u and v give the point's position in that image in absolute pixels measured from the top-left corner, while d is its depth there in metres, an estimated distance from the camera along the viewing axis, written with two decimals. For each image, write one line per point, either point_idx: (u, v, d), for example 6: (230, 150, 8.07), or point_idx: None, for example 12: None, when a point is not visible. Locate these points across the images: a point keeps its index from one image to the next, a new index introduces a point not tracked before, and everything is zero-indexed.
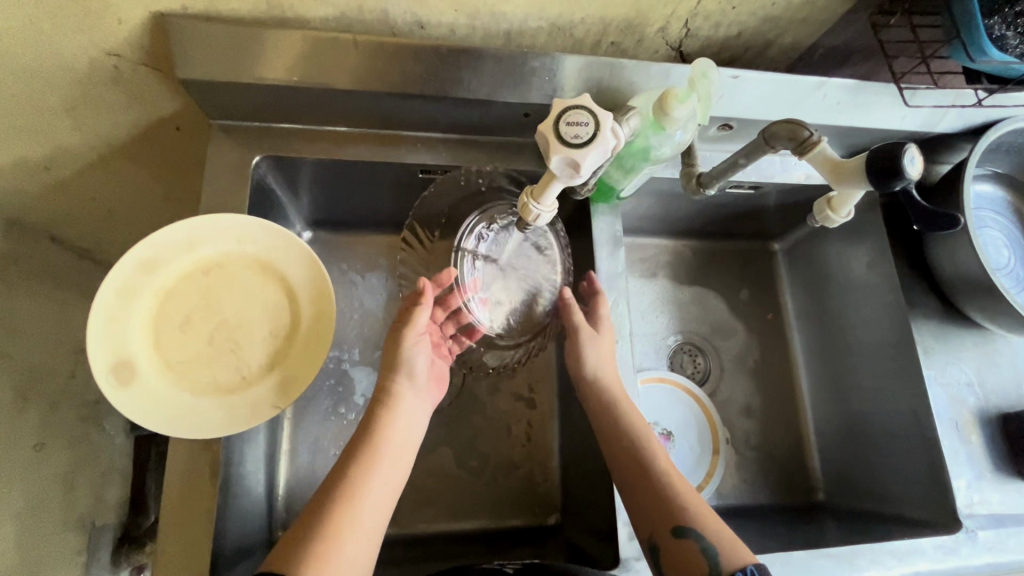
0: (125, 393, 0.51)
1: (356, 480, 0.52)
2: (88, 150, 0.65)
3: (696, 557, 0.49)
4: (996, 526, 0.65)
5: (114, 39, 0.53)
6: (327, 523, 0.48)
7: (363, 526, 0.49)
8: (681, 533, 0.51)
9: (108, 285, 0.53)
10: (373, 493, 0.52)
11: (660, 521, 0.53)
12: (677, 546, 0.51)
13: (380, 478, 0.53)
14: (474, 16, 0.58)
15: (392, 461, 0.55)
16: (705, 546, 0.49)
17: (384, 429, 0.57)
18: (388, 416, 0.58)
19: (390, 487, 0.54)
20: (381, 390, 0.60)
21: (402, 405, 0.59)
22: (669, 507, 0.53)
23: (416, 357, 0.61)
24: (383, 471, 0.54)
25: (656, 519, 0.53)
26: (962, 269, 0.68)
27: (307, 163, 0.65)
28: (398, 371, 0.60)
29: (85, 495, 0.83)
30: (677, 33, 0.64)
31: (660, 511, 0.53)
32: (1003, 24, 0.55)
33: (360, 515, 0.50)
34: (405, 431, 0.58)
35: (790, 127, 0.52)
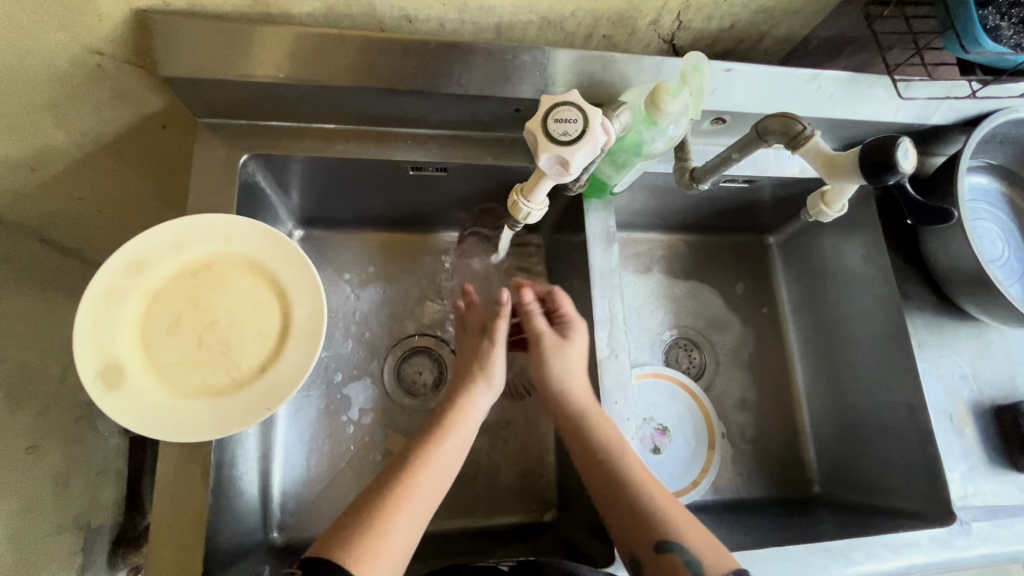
0: (114, 397, 0.51)
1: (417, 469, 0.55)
2: (73, 149, 0.64)
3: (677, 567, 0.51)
4: (990, 518, 0.65)
5: (96, 36, 0.52)
6: (372, 513, 0.51)
7: (411, 512, 0.52)
8: (664, 548, 0.53)
9: (94, 288, 0.52)
10: (431, 478, 0.55)
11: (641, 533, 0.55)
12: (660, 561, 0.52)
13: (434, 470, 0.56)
14: (463, 11, 0.57)
15: (453, 452, 0.59)
16: (689, 558, 0.52)
17: (452, 424, 0.61)
18: (464, 410, 0.63)
19: (447, 477, 0.57)
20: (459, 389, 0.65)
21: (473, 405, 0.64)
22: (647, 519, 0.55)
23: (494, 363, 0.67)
24: (444, 462, 0.58)
25: (636, 532, 0.55)
26: (957, 262, 0.67)
27: (296, 161, 0.65)
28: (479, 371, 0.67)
29: (80, 496, 0.83)
30: (670, 26, 0.63)
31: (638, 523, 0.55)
32: (997, 15, 0.54)
33: (412, 503, 0.53)
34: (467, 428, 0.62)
35: (783, 120, 0.52)
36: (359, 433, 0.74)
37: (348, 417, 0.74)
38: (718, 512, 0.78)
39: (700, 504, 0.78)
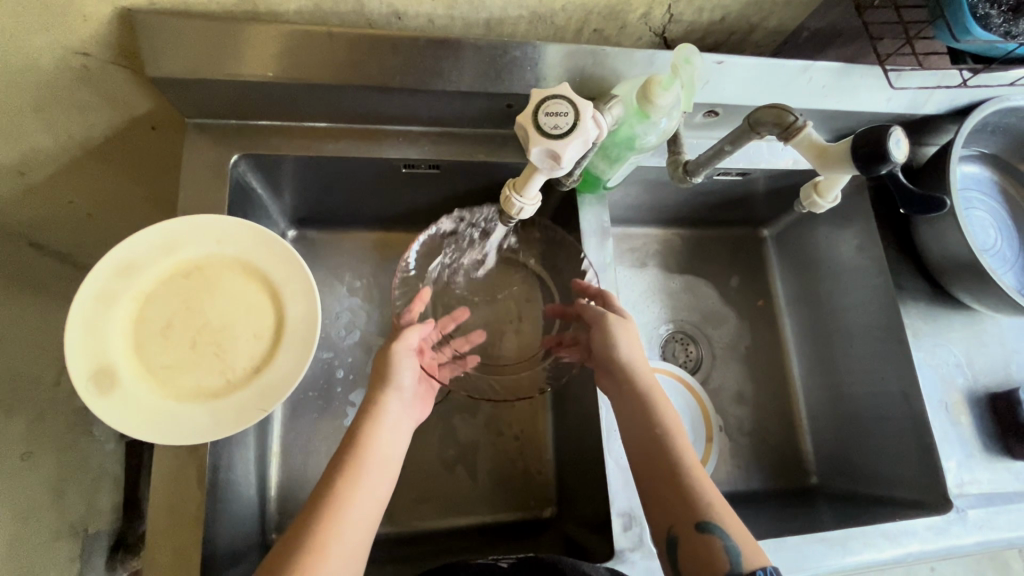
0: (106, 401, 0.50)
1: (342, 491, 0.50)
2: (61, 152, 0.63)
3: (718, 554, 0.47)
4: (986, 505, 0.65)
5: (81, 37, 0.52)
6: (317, 535, 0.47)
7: (349, 538, 0.48)
8: (704, 529, 0.49)
9: (85, 291, 0.51)
10: (360, 503, 0.50)
11: (682, 510, 0.51)
12: (698, 540, 0.49)
13: (365, 486, 0.52)
14: (452, 6, 0.57)
15: (378, 472, 0.53)
16: (729, 543, 0.48)
17: (371, 437, 0.55)
18: (386, 415, 0.57)
19: (378, 497, 0.52)
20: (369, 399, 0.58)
21: (388, 416, 0.57)
22: (689, 496, 0.51)
23: (401, 372, 0.60)
24: (370, 483, 0.52)
25: (676, 511, 0.51)
26: (950, 251, 0.68)
27: (288, 161, 0.64)
28: (386, 382, 0.59)
29: (77, 502, 0.83)
30: (661, 19, 0.63)
31: (681, 499, 0.51)
32: (986, 3, 0.53)
33: (349, 528, 0.49)
34: (388, 437, 0.57)
35: (775, 111, 0.52)
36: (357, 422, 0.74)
37: (350, 403, 0.74)
38: None
39: None
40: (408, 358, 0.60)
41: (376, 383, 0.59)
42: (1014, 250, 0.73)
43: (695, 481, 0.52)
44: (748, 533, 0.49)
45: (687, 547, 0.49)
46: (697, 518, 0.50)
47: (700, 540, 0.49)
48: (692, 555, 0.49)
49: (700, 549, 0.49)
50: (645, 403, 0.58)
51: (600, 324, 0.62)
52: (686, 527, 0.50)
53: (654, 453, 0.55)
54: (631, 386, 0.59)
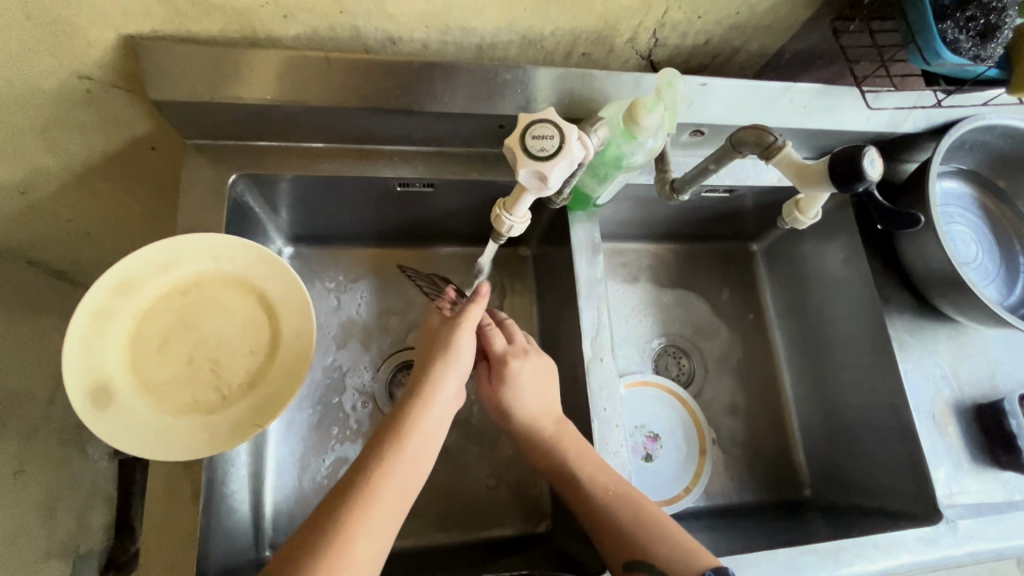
0: (104, 418, 0.50)
1: (378, 469, 0.51)
2: (61, 172, 0.65)
3: None
4: (976, 515, 0.66)
5: (85, 62, 0.53)
6: (327, 555, 0.45)
7: (370, 538, 0.47)
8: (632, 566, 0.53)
9: (83, 308, 0.52)
10: (395, 483, 0.50)
11: (614, 553, 0.55)
12: None
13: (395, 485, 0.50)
14: (445, 32, 0.59)
15: (407, 472, 0.52)
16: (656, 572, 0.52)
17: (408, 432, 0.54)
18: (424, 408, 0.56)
19: (401, 498, 0.51)
20: (423, 378, 0.58)
21: (442, 399, 0.57)
22: (616, 538, 0.55)
23: (462, 347, 0.60)
24: (396, 482, 0.51)
25: (609, 553, 0.56)
26: (931, 265, 0.69)
27: (285, 179, 0.66)
28: (444, 358, 0.59)
29: (69, 520, 0.82)
30: (647, 43, 0.65)
31: (611, 541, 0.56)
32: (956, 28, 0.55)
33: (380, 509, 0.49)
34: (434, 423, 0.56)
35: (755, 132, 0.54)
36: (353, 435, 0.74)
37: (347, 418, 0.75)
38: (710, 518, 0.78)
39: (692, 511, 0.78)
40: (466, 334, 0.61)
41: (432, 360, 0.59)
42: (996, 263, 0.75)
43: (623, 519, 0.56)
44: (676, 552, 0.53)
45: None
46: (626, 557, 0.54)
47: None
48: None
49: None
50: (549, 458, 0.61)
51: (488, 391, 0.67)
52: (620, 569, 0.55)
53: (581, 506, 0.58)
54: (545, 448, 0.62)
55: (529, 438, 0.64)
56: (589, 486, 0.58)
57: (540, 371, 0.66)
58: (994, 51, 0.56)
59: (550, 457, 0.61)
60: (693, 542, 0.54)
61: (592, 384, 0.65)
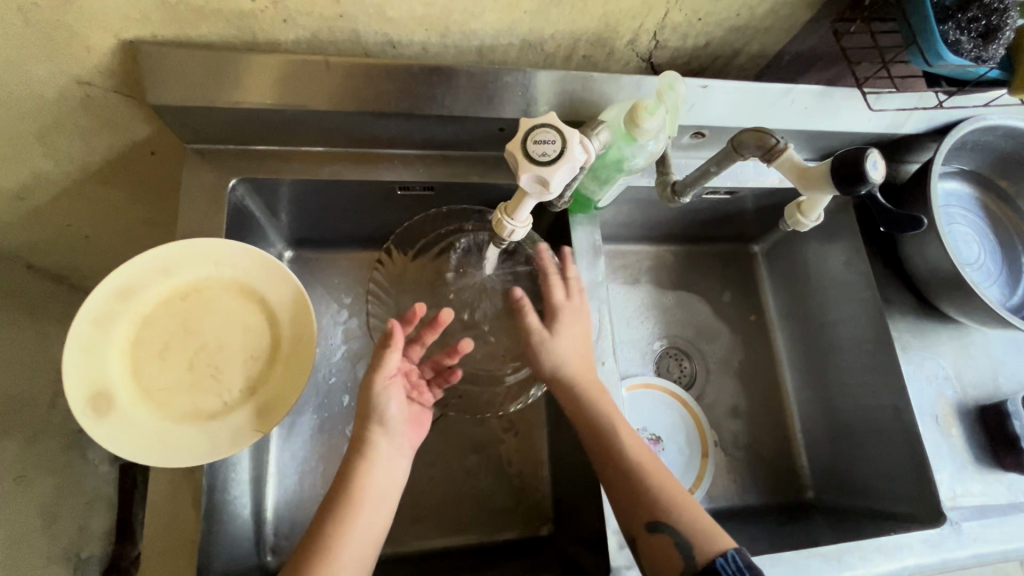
0: (104, 425, 0.50)
1: (331, 528, 0.51)
2: (61, 177, 0.65)
3: (670, 551, 0.50)
4: (979, 517, 0.66)
5: (84, 67, 0.53)
6: None
7: None
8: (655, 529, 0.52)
9: (84, 314, 0.52)
10: (350, 546, 0.51)
11: (636, 516, 0.54)
12: (652, 541, 0.52)
13: (351, 547, 0.51)
14: (445, 35, 0.59)
15: (358, 535, 0.52)
16: (681, 539, 0.51)
17: (355, 493, 0.53)
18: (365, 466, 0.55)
19: (360, 556, 0.51)
20: (355, 438, 0.57)
21: (377, 455, 0.56)
22: (641, 498, 0.54)
23: (384, 404, 0.57)
24: (352, 544, 0.51)
25: (631, 515, 0.54)
26: (934, 266, 0.69)
27: (285, 184, 0.65)
28: (371, 419, 0.57)
29: (69, 525, 0.82)
30: (647, 45, 0.65)
31: (634, 504, 0.54)
32: (957, 29, 0.55)
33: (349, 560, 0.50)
34: (379, 480, 0.55)
35: (757, 135, 0.53)
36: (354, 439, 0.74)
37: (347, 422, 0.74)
38: None
39: None
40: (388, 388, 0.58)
41: (360, 421, 0.57)
42: (998, 263, 0.75)
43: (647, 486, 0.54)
44: (700, 524, 0.51)
45: (644, 546, 0.52)
46: (648, 519, 0.53)
47: (655, 540, 0.52)
48: (650, 554, 0.52)
49: (656, 547, 0.52)
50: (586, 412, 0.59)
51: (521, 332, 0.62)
52: (642, 532, 0.53)
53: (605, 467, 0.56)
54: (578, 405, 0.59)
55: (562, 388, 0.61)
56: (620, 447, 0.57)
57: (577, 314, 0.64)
58: (996, 52, 0.56)
59: (581, 413, 0.59)
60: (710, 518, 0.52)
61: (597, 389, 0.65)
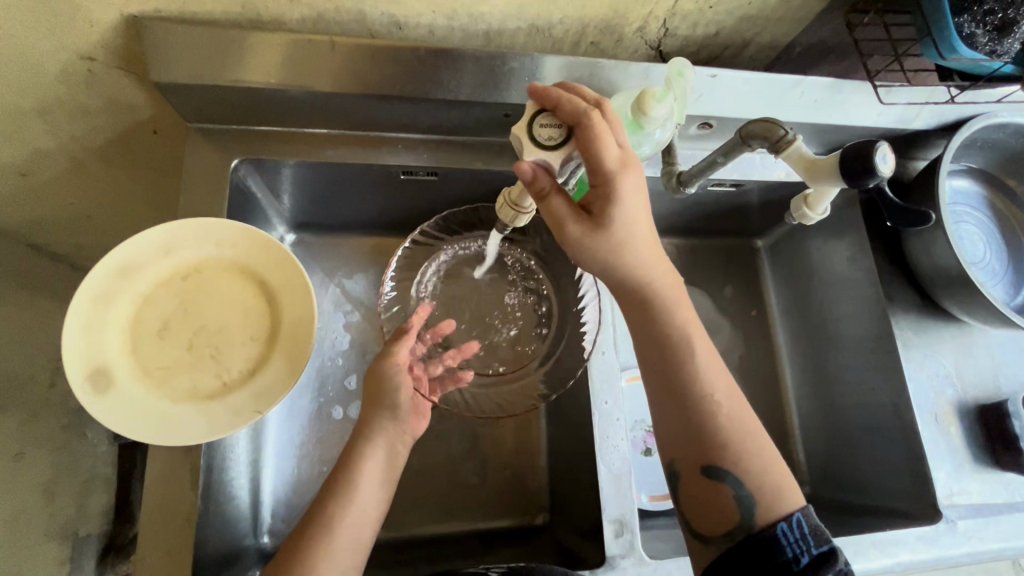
0: (103, 401, 0.50)
1: (335, 517, 0.52)
2: (62, 154, 0.64)
3: (727, 501, 0.49)
4: (975, 515, 0.66)
5: (85, 42, 0.52)
6: None
7: None
8: (715, 476, 0.50)
9: (84, 292, 0.52)
10: (349, 523, 0.52)
11: (695, 453, 0.51)
12: (706, 484, 0.50)
13: (352, 521, 0.52)
14: (452, 17, 0.58)
15: (359, 513, 0.53)
16: (741, 493, 0.49)
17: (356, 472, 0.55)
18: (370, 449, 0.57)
19: (361, 528, 0.53)
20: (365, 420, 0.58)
21: (382, 438, 0.57)
22: (706, 440, 0.50)
23: (395, 394, 0.59)
24: (351, 520, 0.52)
25: (686, 450, 0.51)
26: (939, 265, 0.69)
27: (287, 165, 0.65)
28: (380, 406, 0.58)
29: (67, 505, 0.84)
30: (656, 33, 0.64)
31: (695, 440, 0.51)
32: (973, 22, 0.54)
33: (346, 539, 0.51)
34: (384, 461, 0.57)
35: (765, 124, 0.52)
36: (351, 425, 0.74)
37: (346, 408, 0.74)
38: None
39: None
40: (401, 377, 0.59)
41: (371, 405, 0.58)
42: (1003, 262, 0.74)
43: (721, 428, 0.51)
44: (769, 484, 0.49)
45: (695, 490, 0.51)
46: (709, 464, 0.50)
47: (712, 484, 0.50)
48: (698, 494, 0.51)
49: (709, 493, 0.50)
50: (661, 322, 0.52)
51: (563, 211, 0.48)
52: (696, 473, 0.51)
53: (675, 393, 0.52)
54: (657, 322, 0.53)
55: (639, 298, 0.53)
56: (699, 379, 0.51)
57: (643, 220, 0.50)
58: (1012, 46, 0.54)
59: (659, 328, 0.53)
60: (785, 472, 0.51)
61: (593, 379, 0.66)
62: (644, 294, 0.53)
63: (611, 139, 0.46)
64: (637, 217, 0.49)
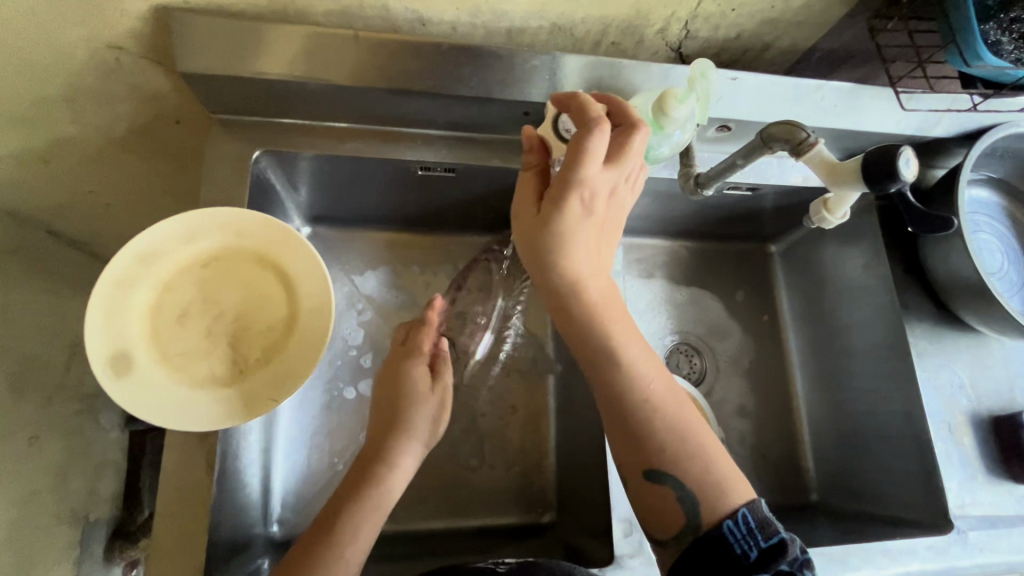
0: (123, 384, 0.51)
1: (360, 499, 0.54)
2: (86, 142, 0.65)
3: (671, 502, 0.48)
4: (987, 527, 0.65)
5: (114, 32, 0.53)
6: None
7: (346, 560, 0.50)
8: (657, 478, 0.48)
9: (106, 277, 0.52)
10: (370, 504, 0.54)
11: (634, 459, 0.50)
12: (650, 488, 0.49)
13: (373, 503, 0.54)
14: (475, 15, 0.58)
15: (381, 496, 0.55)
16: (684, 493, 0.48)
17: (383, 460, 0.57)
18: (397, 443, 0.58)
19: (380, 511, 0.55)
20: (393, 414, 0.60)
21: (411, 432, 0.59)
22: (643, 445, 0.49)
23: (422, 390, 0.62)
24: (370, 501, 0.54)
25: (628, 454, 0.50)
26: (956, 274, 0.68)
27: (306, 158, 0.65)
28: (410, 402, 0.61)
29: (78, 490, 0.85)
30: (677, 34, 0.64)
31: (635, 444, 0.50)
32: (999, 29, 0.54)
33: (370, 520, 0.53)
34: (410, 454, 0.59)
35: (787, 128, 0.52)
36: (361, 418, 0.74)
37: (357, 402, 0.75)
38: None
39: None
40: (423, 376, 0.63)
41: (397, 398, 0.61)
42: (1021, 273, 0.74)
43: (659, 433, 0.50)
44: (713, 477, 0.48)
45: (642, 495, 0.49)
46: (650, 468, 0.49)
47: (655, 489, 0.49)
48: (645, 503, 0.49)
49: (654, 497, 0.49)
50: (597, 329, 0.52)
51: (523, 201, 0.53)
52: (639, 477, 0.50)
53: (614, 398, 0.51)
54: (593, 334, 0.52)
55: (568, 313, 0.53)
56: (636, 383, 0.51)
57: (601, 227, 0.53)
58: None
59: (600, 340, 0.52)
60: (734, 468, 0.49)
61: None
62: (575, 307, 0.53)
63: (599, 154, 0.48)
64: (580, 232, 0.51)
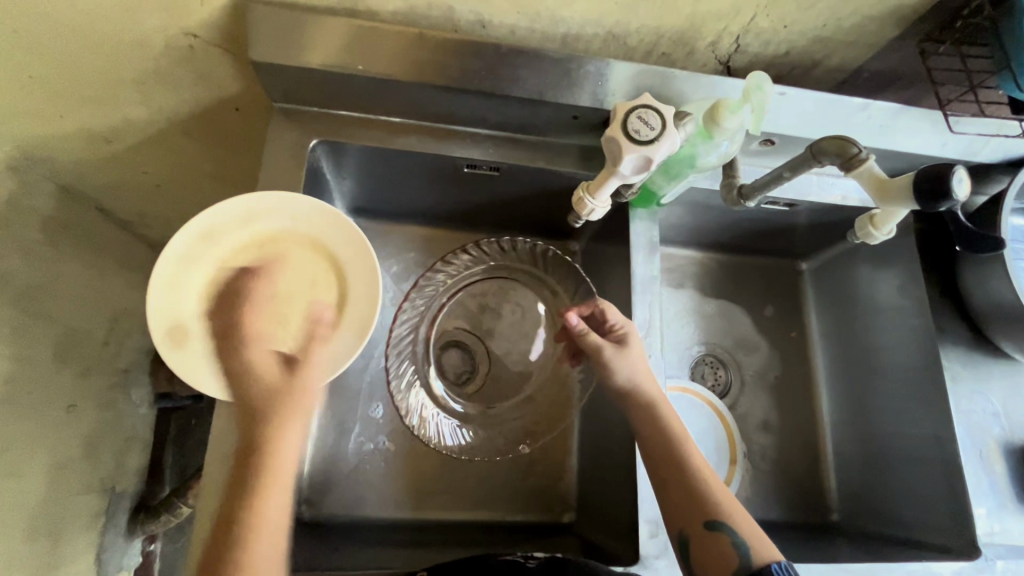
0: (181, 354, 0.53)
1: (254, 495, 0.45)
2: (150, 123, 0.68)
3: (728, 551, 0.50)
4: (1016, 557, 0.65)
5: (193, 20, 0.56)
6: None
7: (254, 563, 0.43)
8: (714, 528, 0.52)
9: (169, 251, 0.55)
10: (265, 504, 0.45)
11: (693, 512, 0.53)
12: (707, 538, 0.52)
13: (268, 504, 0.45)
14: (535, 19, 0.60)
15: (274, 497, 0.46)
16: (738, 540, 0.51)
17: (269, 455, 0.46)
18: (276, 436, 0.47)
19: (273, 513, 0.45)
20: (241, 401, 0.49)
21: (277, 427, 0.47)
22: (700, 498, 0.53)
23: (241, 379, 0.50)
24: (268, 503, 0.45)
25: (687, 511, 0.53)
26: (995, 299, 0.68)
27: (357, 149, 0.67)
28: (269, 391, 0.49)
29: (107, 460, 0.88)
30: (728, 48, 0.65)
31: (693, 500, 0.54)
32: None
33: (265, 523, 0.45)
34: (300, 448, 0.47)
35: (838, 143, 0.53)
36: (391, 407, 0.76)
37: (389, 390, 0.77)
38: None
39: None
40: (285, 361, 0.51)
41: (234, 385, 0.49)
42: None
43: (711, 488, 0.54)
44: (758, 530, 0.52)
45: (698, 546, 0.52)
46: (707, 518, 0.52)
47: (713, 540, 0.51)
48: (702, 554, 0.52)
49: (711, 548, 0.51)
50: (653, 409, 0.59)
51: (597, 357, 0.62)
52: (698, 530, 0.52)
53: (671, 467, 0.56)
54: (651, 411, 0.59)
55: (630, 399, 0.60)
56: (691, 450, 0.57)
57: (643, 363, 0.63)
58: None
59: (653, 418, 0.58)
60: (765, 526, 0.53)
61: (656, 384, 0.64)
62: (639, 401, 0.59)
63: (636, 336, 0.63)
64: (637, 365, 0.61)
